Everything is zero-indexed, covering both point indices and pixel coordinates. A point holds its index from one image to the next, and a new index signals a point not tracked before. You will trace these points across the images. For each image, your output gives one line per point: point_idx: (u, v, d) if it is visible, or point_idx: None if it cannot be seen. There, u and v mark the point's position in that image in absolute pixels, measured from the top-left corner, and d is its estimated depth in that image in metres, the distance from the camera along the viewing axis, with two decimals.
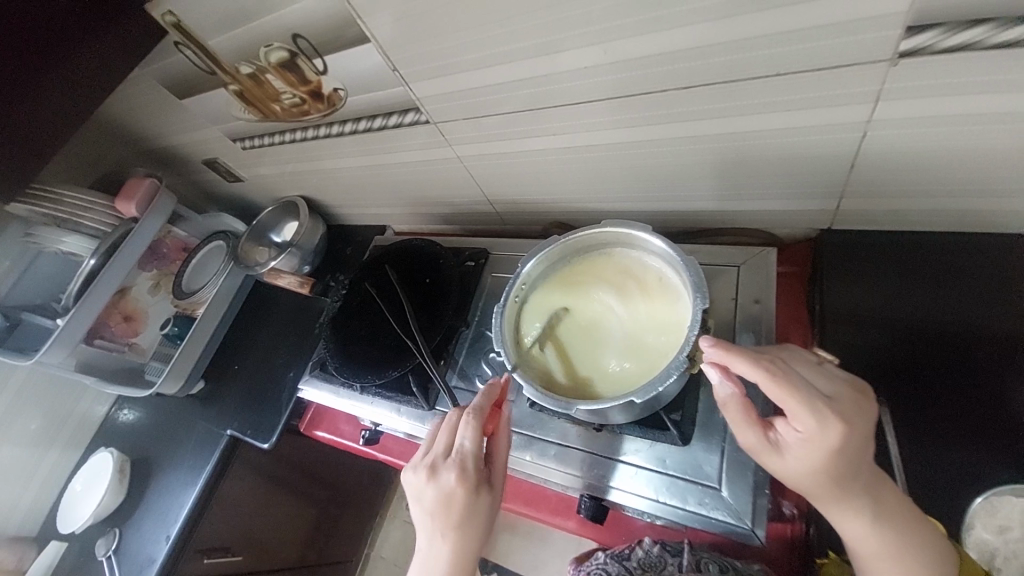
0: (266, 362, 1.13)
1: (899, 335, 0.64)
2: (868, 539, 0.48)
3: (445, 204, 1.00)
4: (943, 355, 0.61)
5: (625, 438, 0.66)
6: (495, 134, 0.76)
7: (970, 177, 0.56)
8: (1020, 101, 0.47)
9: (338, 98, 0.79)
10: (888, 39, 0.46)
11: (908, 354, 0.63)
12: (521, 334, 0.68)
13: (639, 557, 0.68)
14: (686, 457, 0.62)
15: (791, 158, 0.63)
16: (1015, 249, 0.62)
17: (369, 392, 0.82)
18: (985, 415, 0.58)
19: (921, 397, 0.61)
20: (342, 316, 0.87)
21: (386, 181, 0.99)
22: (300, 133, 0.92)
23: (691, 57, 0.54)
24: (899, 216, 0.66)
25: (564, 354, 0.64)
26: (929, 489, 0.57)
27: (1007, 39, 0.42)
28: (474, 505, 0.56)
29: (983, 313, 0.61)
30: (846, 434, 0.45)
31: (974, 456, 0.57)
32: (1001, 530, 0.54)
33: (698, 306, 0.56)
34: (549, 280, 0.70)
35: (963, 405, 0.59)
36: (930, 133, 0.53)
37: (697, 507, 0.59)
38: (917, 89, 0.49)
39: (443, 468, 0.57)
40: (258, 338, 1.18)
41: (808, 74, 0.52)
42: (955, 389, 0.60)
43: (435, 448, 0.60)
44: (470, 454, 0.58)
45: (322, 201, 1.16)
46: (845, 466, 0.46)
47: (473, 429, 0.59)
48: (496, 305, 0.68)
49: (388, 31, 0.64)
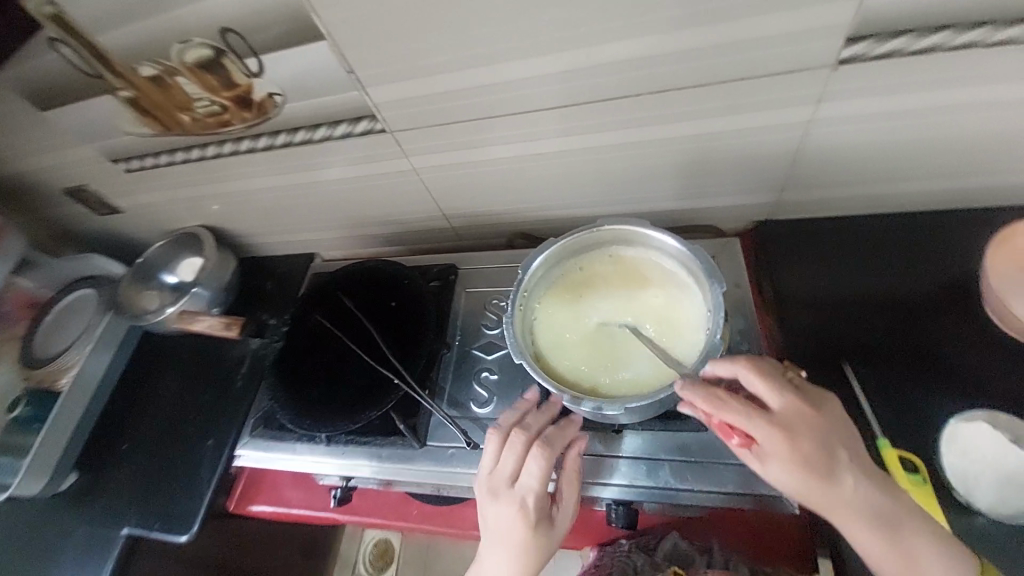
0: (162, 437, 0.89)
1: (849, 305, 0.72)
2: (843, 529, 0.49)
3: (391, 224, 0.92)
4: (885, 316, 0.70)
5: (647, 435, 0.65)
6: (461, 141, 0.73)
7: (880, 167, 0.68)
8: (922, 99, 0.57)
9: (272, 104, 0.69)
10: (832, 48, 0.55)
11: (860, 318, 0.71)
12: (535, 345, 0.63)
13: (667, 549, 0.66)
14: (709, 442, 0.63)
15: (742, 155, 0.70)
16: (920, 225, 0.73)
17: (341, 443, 0.69)
18: (932, 360, 0.65)
19: (880, 355, 0.67)
20: (291, 358, 0.74)
21: (322, 202, 0.88)
22: (213, 148, 0.78)
23: (667, 61, 0.59)
24: (822, 206, 0.77)
25: (580, 357, 0.61)
26: (906, 432, 0.62)
27: (922, 48, 0.52)
28: (530, 540, 0.55)
29: (908, 278, 0.71)
30: (791, 446, 0.47)
31: (934, 400, 0.63)
32: (964, 454, 0.57)
33: (717, 291, 0.58)
34: (547, 287, 0.67)
35: (913, 355, 0.66)
36: (854, 130, 0.63)
37: (727, 487, 0.60)
38: (847, 92, 0.59)
39: (504, 498, 0.55)
40: (156, 404, 0.92)
41: (762, 79, 0.59)
42: (906, 344, 0.67)
43: (496, 466, 0.57)
44: (534, 490, 0.55)
45: (233, 231, 1.00)
46: (813, 481, 0.47)
47: (542, 466, 0.55)
48: (503, 317, 0.63)
49: (351, 30, 0.59)
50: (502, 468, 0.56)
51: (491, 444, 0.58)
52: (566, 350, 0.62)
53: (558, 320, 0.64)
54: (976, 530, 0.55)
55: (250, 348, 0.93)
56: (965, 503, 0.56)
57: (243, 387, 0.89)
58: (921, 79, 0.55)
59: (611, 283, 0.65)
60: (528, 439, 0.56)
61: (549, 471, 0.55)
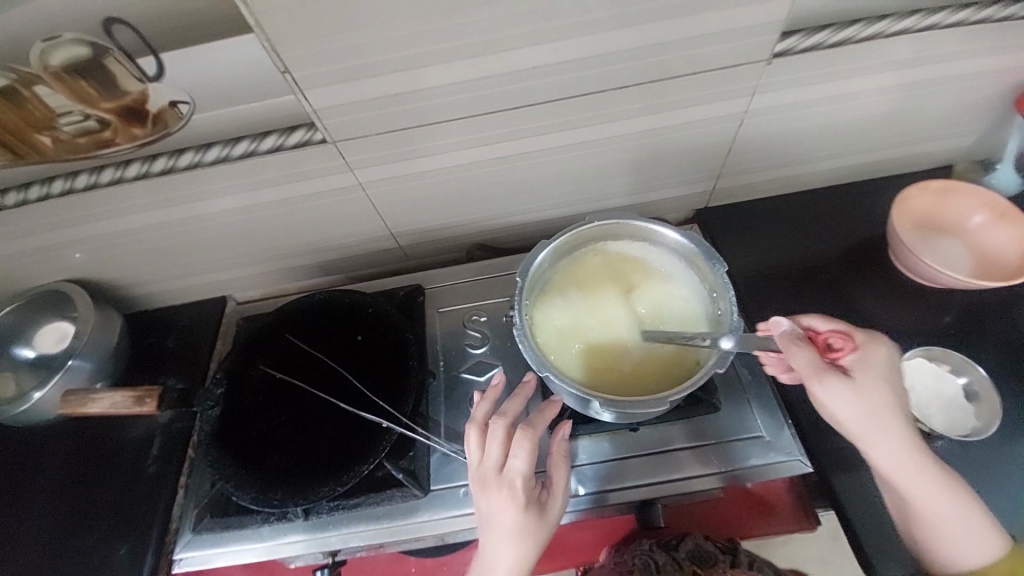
0: (37, 571, 0.65)
1: (798, 272, 0.79)
2: (894, 450, 0.53)
3: (328, 250, 0.81)
4: (827, 277, 0.78)
5: (661, 428, 0.65)
6: (413, 149, 0.65)
7: (797, 147, 0.77)
8: (823, 90, 0.68)
9: (175, 116, 0.57)
10: (769, 43, 0.60)
11: (808, 281, 0.78)
12: (553, 356, 0.60)
13: (688, 548, 0.69)
14: (719, 422, 0.65)
15: (690, 146, 0.74)
16: (828, 198, 0.85)
17: (326, 512, 0.59)
18: (870, 309, 0.75)
19: (832, 311, 0.75)
20: (244, 421, 0.62)
21: (240, 233, 0.74)
22: (85, 176, 0.63)
23: (629, 57, 0.59)
24: (751, 188, 0.85)
25: (602, 360, 0.60)
26: None
27: (838, 41, 0.62)
28: (527, 529, 0.51)
29: (835, 241, 0.81)
30: (887, 356, 0.55)
31: None
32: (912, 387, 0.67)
33: (721, 271, 0.61)
34: (545, 294, 0.64)
35: (857, 307, 0.75)
36: (779, 116, 0.71)
37: (749, 461, 0.62)
38: (777, 83, 0.65)
39: (493, 488, 0.51)
40: (34, 516, 0.69)
41: (712, 74, 0.62)
42: (848, 299, 0.76)
43: (481, 457, 0.53)
44: (522, 474, 0.51)
45: (113, 280, 0.80)
46: (896, 391, 0.54)
47: (528, 448, 0.52)
48: (514, 330, 0.58)
49: (282, 24, 0.49)
50: (488, 457, 0.53)
51: (471, 436, 0.54)
52: (584, 355, 0.61)
53: (567, 326, 0.62)
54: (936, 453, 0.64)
55: (161, 422, 0.74)
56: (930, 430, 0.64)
57: (160, 472, 0.70)
58: (824, 70, 0.65)
59: (609, 280, 0.65)
60: (508, 424, 0.54)
61: (534, 452, 0.52)
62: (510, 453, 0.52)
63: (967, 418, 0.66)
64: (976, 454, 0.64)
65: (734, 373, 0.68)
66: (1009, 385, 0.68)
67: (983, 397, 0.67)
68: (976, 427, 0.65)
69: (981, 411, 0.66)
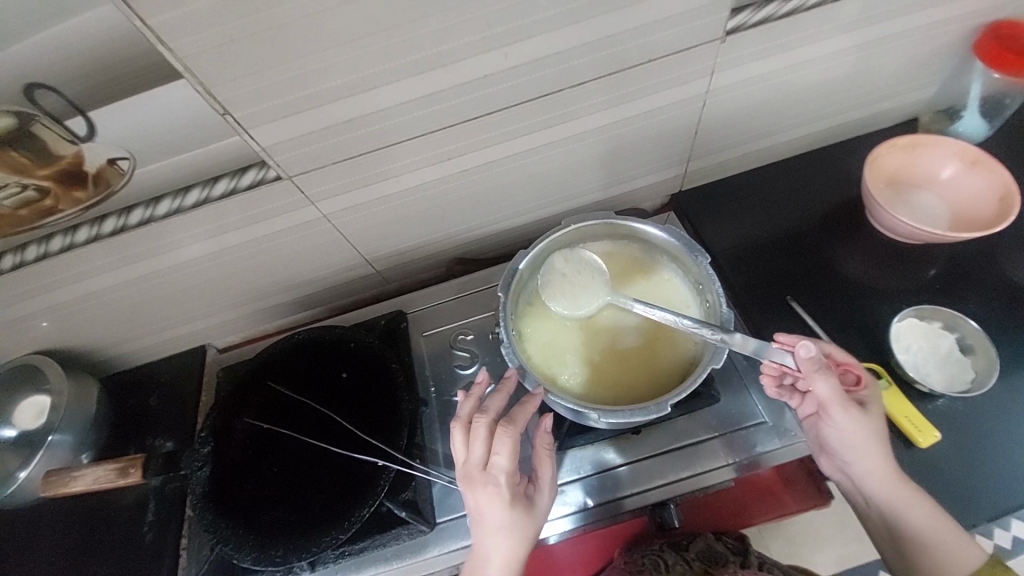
0: None
1: (780, 245, 0.78)
2: (885, 470, 0.55)
3: (303, 286, 0.78)
4: (809, 247, 0.77)
5: (663, 426, 0.63)
6: (374, 173, 0.63)
7: (763, 120, 0.76)
8: (781, 61, 0.67)
9: (117, 173, 0.54)
10: (721, 21, 0.58)
11: (791, 253, 0.77)
12: (548, 368, 0.59)
13: (699, 549, 0.69)
14: (720, 411, 0.64)
15: (656, 133, 0.72)
16: (799, 167, 0.85)
17: (332, 560, 0.57)
18: (857, 274, 0.74)
19: (820, 280, 0.74)
20: (236, 477, 0.60)
21: (207, 282, 0.71)
22: (34, 248, 0.60)
23: (582, 53, 0.57)
24: (723, 166, 0.84)
25: (597, 366, 0.60)
26: (864, 344, 0.69)
27: (789, 11, 0.61)
28: (514, 525, 0.50)
29: (813, 210, 0.80)
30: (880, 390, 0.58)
31: (873, 309, 0.72)
32: (907, 347, 0.67)
33: (705, 261, 0.60)
34: (530, 305, 0.63)
35: (844, 274, 0.74)
36: (740, 92, 0.70)
37: (756, 448, 0.62)
38: (734, 60, 0.64)
39: (478, 486, 0.49)
40: None
41: (667, 59, 0.61)
42: (834, 266, 0.75)
43: (465, 454, 0.51)
44: (506, 471, 0.50)
45: (82, 346, 0.77)
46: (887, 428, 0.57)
47: (510, 444, 0.50)
48: (502, 348, 0.57)
49: (214, 64, 0.47)
50: (472, 455, 0.51)
51: (455, 434, 0.52)
52: (578, 363, 0.60)
53: (558, 335, 0.61)
54: (940, 411, 0.64)
55: (152, 486, 0.71)
56: (930, 390, 0.64)
57: (156, 540, 0.68)
58: (779, 40, 0.63)
59: None
60: (490, 421, 0.51)
61: (517, 448, 0.50)
62: (493, 451, 0.50)
63: (965, 372, 0.66)
64: (978, 408, 0.64)
65: (729, 359, 0.67)
66: (1002, 333, 0.68)
67: (978, 347, 0.67)
68: (978, 378, 0.65)
69: (979, 362, 0.66)
